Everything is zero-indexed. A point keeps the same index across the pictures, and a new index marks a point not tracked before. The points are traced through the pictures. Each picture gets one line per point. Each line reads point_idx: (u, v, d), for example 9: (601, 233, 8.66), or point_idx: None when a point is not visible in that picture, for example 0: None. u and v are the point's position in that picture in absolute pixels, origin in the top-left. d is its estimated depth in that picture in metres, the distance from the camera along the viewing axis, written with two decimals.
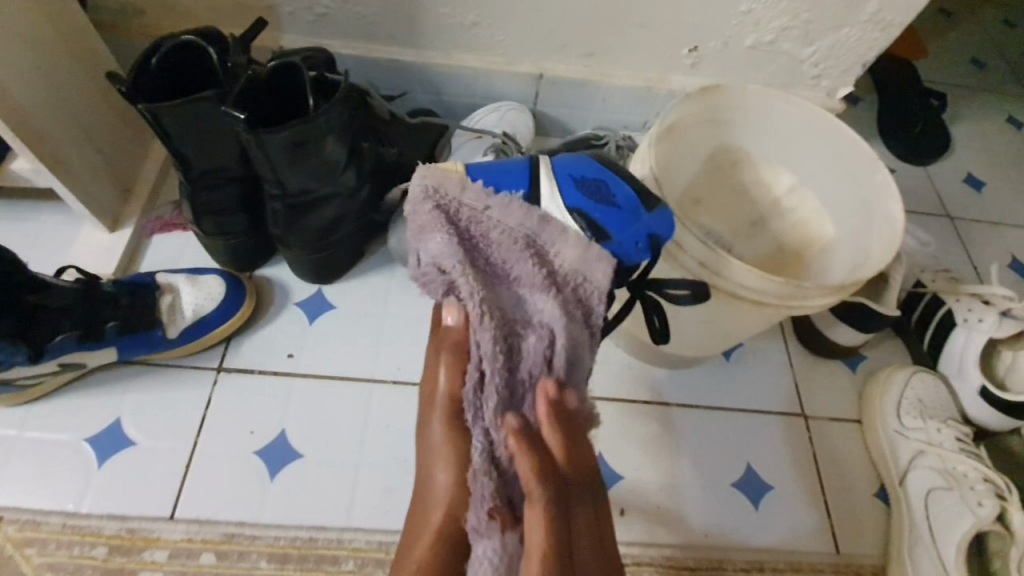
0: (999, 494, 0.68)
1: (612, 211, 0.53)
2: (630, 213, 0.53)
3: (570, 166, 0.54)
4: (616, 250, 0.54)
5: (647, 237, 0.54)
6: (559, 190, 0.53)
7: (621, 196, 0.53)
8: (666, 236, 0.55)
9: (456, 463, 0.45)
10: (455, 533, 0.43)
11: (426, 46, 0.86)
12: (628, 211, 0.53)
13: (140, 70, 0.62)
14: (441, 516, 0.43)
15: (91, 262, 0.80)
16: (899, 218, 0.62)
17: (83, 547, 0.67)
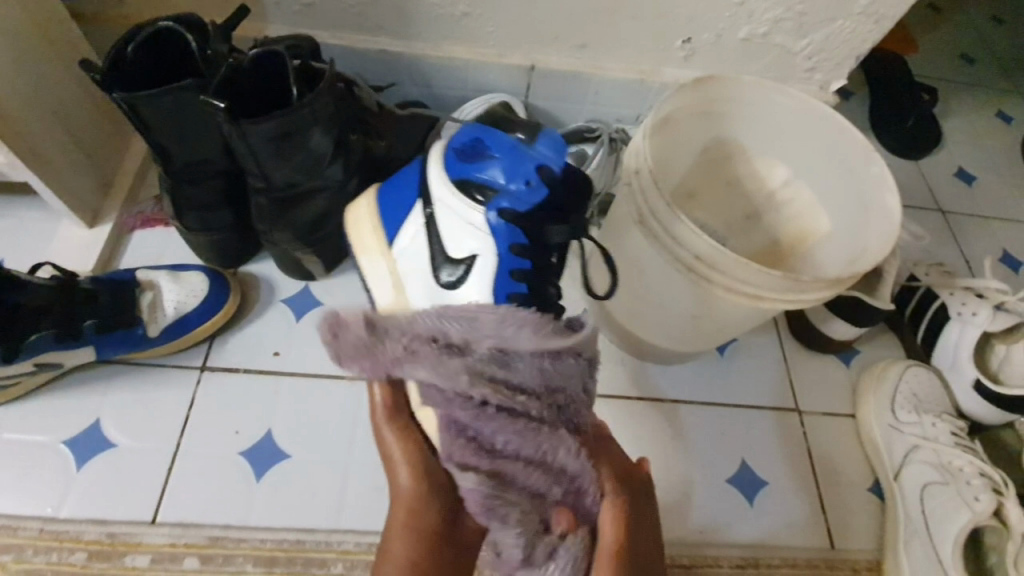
0: (995, 489, 0.69)
1: (493, 164, 0.58)
2: (511, 159, 0.58)
3: (454, 139, 0.62)
4: (513, 202, 0.59)
5: (534, 173, 0.57)
6: (445, 169, 0.62)
7: (495, 145, 0.58)
8: (553, 165, 0.58)
9: (411, 468, 0.53)
10: (416, 523, 0.51)
11: (415, 37, 0.84)
12: (508, 157, 0.58)
13: (117, 58, 0.60)
14: (402, 514, 0.51)
15: (69, 259, 0.77)
16: (897, 210, 0.62)
17: (61, 553, 0.64)
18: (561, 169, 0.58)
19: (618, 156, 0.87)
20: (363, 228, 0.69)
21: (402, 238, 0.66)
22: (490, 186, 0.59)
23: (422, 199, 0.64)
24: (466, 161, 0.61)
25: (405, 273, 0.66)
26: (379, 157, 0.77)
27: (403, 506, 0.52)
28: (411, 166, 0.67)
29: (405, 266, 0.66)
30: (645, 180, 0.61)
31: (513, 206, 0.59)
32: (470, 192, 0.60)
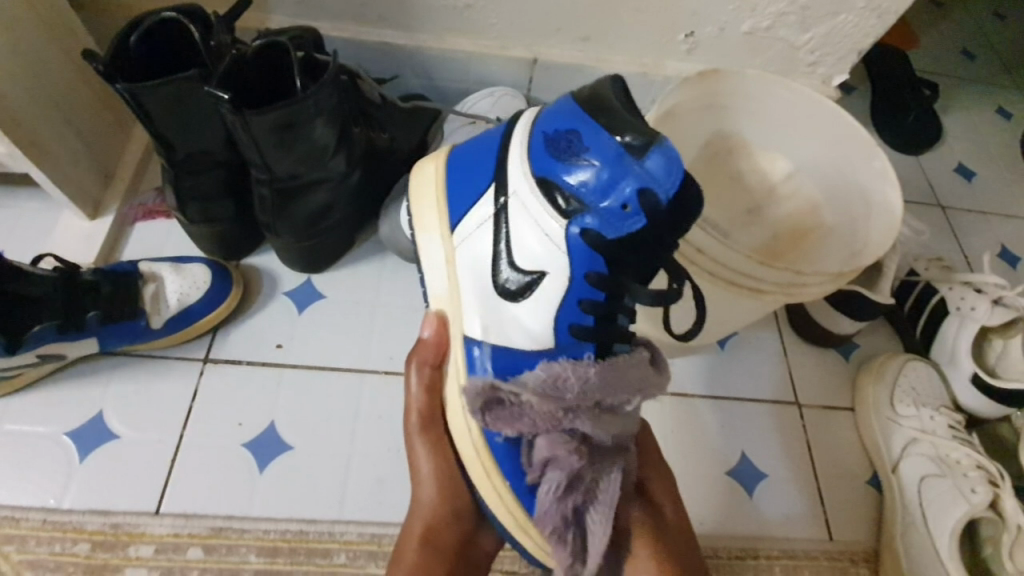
0: (992, 481, 0.70)
1: (587, 170, 0.51)
2: (610, 169, 0.50)
3: (550, 123, 0.54)
4: (600, 219, 0.51)
5: (633, 196, 0.49)
6: (532, 155, 0.55)
7: (594, 149, 0.51)
8: (661, 190, 0.49)
9: (436, 477, 0.56)
10: (433, 530, 0.54)
11: (418, 29, 0.84)
12: (608, 166, 0.50)
13: (119, 48, 0.59)
14: (422, 521, 0.54)
15: (70, 250, 0.77)
16: (898, 204, 0.65)
17: (65, 543, 0.65)
18: (668, 197, 0.49)
19: None
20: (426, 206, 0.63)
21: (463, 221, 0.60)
22: (578, 193, 0.52)
23: (500, 190, 0.58)
24: (558, 163, 0.53)
25: (462, 262, 0.60)
26: (381, 149, 0.77)
27: (423, 515, 0.54)
28: (493, 135, 0.61)
29: (463, 256, 0.60)
30: None
31: (600, 228, 0.52)
32: (555, 198, 0.53)
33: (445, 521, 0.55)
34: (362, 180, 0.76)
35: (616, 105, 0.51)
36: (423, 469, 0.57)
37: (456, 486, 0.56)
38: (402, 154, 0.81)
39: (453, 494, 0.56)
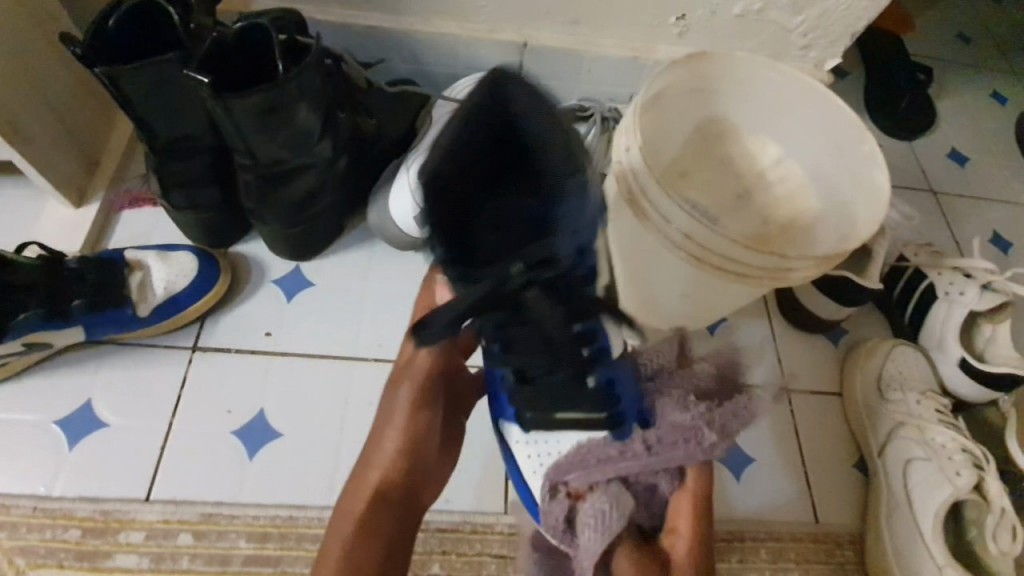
0: (976, 464, 0.70)
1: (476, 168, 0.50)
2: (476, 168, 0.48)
3: None
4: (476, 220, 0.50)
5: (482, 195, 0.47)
6: None
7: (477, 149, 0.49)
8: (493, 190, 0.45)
9: (405, 437, 0.56)
10: (386, 489, 0.54)
11: (404, 12, 0.83)
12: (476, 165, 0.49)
13: (97, 31, 0.59)
14: (377, 477, 0.54)
15: (56, 239, 0.77)
16: (887, 188, 0.63)
17: (55, 530, 0.65)
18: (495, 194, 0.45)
19: (609, 134, 0.84)
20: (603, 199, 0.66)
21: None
22: None
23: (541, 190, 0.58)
24: None
25: None
26: (368, 134, 0.76)
27: (379, 472, 0.54)
28: None
29: None
30: (635, 157, 0.61)
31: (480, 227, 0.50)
32: None
33: (399, 480, 0.55)
34: (349, 166, 0.75)
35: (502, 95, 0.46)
36: (392, 425, 0.56)
37: (414, 448, 0.56)
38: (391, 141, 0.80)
39: (412, 457, 0.56)
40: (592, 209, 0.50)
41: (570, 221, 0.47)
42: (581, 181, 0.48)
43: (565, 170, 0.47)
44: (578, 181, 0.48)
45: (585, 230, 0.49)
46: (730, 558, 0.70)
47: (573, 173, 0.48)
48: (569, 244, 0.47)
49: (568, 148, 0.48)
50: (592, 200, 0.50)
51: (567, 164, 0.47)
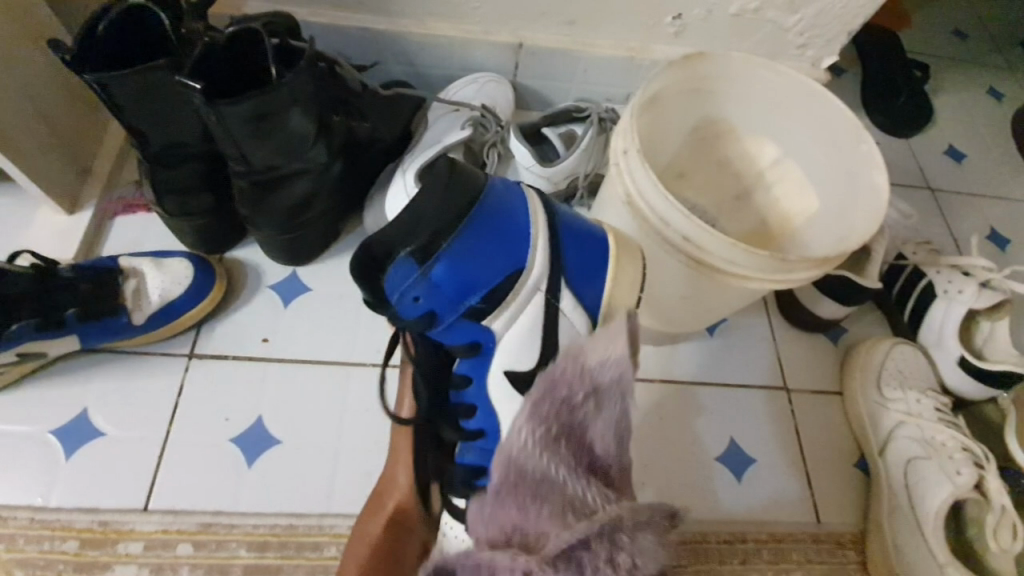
0: (976, 463, 0.70)
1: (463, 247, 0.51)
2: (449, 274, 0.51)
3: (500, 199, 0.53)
4: (427, 296, 0.51)
5: (423, 303, 0.52)
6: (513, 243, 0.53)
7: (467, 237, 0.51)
8: (401, 282, 0.51)
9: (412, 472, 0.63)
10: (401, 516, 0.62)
11: (399, 14, 0.82)
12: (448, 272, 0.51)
13: (86, 36, 0.58)
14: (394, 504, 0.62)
15: (49, 247, 0.76)
16: (885, 189, 0.62)
17: (53, 542, 0.64)
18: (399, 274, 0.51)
19: (606, 135, 0.83)
20: (627, 290, 0.60)
21: (580, 304, 0.57)
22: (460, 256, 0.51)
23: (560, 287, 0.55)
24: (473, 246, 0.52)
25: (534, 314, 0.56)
26: (363, 138, 0.75)
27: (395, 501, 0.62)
28: (515, 198, 0.54)
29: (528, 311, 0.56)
30: (632, 160, 0.61)
31: (426, 294, 0.51)
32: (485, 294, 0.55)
33: (414, 508, 0.63)
34: (344, 171, 0.75)
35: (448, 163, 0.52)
36: (401, 459, 0.64)
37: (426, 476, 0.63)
38: (387, 144, 0.80)
39: (422, 483, 0.63)
40: (437, 284, 0.51)
41: (388, 281, 0.51)
42: (412, 252, 0.50)
43: (388, 245, 0.50)
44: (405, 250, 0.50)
45: (425, 297, 0.51)
46: (731, 560, 0.70)
47: (409, 241, 0.50)
48: (398, 303, 0.52)
49: (424, 227, 0.50)
50: (437, 278, 0.51)
51: (409, 232, 0.50)
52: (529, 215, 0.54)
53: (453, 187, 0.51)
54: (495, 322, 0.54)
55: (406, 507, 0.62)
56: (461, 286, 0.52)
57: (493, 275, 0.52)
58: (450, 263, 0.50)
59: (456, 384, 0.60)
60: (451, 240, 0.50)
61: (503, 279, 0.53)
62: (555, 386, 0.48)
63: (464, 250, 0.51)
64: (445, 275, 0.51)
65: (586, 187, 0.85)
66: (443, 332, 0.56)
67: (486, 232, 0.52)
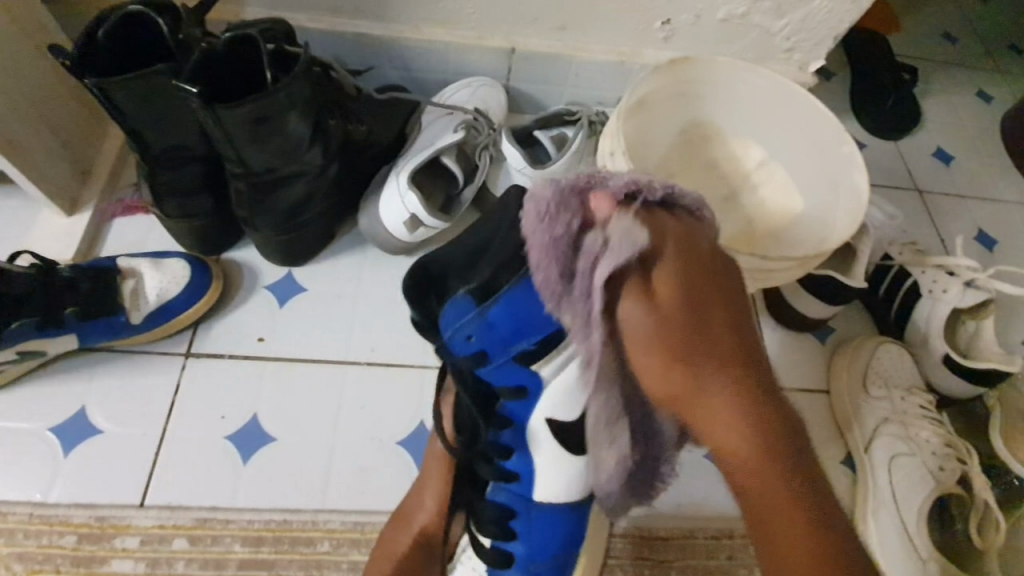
0: (960, 459, 0.72)
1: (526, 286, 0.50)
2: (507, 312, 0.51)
3: None
4: (479, 331, 0.52)
5: (475, 339, 0.52)
6: None
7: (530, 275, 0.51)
8: (457, 316, 0.52)
9: (441, 499, 0.63)
10: (425, 540, 0.63)
11: (394, 19, 0.84)
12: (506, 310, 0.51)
13: (88, 43, 0.60)
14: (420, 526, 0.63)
15: (49, 247, 0.77)
16: (865, 189, 0.64)
17: (52, 536, 0.66)
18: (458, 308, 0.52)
19: (597, 138, 0.84)
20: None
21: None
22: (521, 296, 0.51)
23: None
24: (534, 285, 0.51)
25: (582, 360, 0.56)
26: (359, 141, 0.77)
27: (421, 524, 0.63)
28: None
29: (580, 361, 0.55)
30: (619, 162, 0.62)
31: (478, 332, 0.52)
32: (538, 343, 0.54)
33: (438, 532, 0.63)
34: (340, 173, 0.76)
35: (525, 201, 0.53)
36: (431, 485, 0.64)
37: (455, 506, 0.64)
38: (382, 147, 0.81)
39: (451, 510, 0.64)
40: (493, 324, 0.51)
41: (446, 314, 0.53)
42: (473, 289, 0.51)
43: (451, 277, 0.53)
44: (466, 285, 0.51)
45: (475, 334, 0.52)
46: (719, 555, 0.71)
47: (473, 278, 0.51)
48: (450, 338, 0.53)
49: (490, 264, 0.51)
50: (494, 317, 0.51)
51: (473, 269, 0.52)
52: None
53: (516, 221, 0.51)
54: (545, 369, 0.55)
55: (430, 531, 0.63)
56: (518, 331, 0.52)
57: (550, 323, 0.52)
58: (508, 306, 0.50)
59: (497, 424, 0.60)
60: (514, 281, 0.50)
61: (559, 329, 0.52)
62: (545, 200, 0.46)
63: (525, 294, 0.50)
64: (502, 314, 0.51)
65: None
66: (489, 371, 0.56)
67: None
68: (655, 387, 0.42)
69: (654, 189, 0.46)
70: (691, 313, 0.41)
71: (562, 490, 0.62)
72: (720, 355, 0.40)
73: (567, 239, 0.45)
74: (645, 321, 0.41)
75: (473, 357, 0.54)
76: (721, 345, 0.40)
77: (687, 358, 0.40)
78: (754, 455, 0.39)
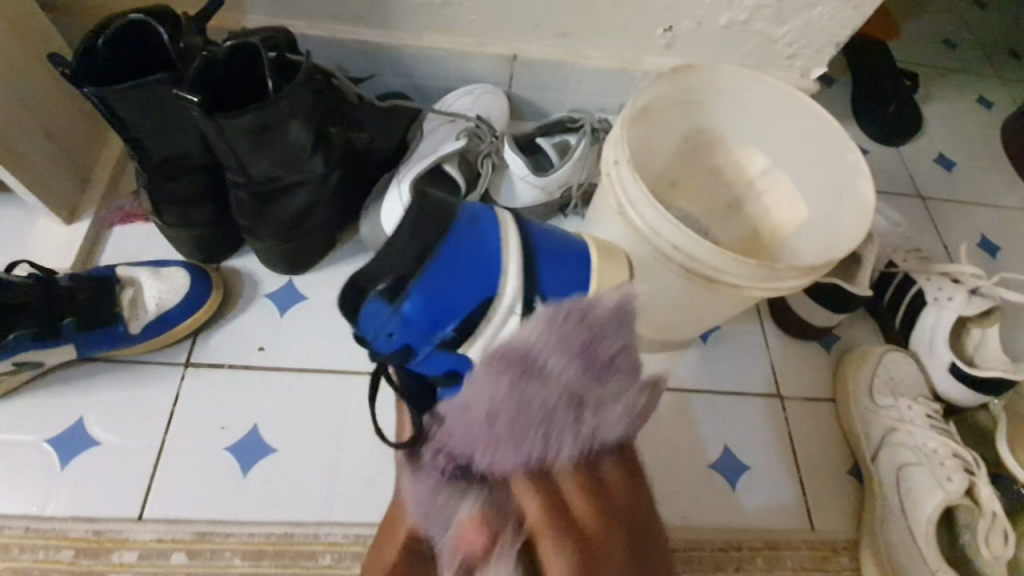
0: (967, 469, 0.71)
1: (437, 277, 0.51)
2: (421, 305, 0.51)
3: (474, 231, 0.53)
4: (398, 328, 0.51)
5: (397, 337, 0.52)
6: (499, 272, 0.53)
7: (441, 268, 0.51)
8: (374, 321, 0.51)
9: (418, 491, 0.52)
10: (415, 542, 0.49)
11: (395, 27, 0.83)
12: (419, 303, 0.51)
13: (88, 53, 0.59)
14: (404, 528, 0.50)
15: (47, 257, 0.77)
16: (871, 199, 0.62)
17: (48, 551, 0.65)
18: (373, 313, 0.51)
19: (600, 146, 0.84)
20: None
21: None
22: (430, 286, 0.51)
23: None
24: (444, 275, 0.51)
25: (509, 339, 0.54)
26: (361, 148, 0.76)
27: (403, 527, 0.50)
28: (491, 230, 0.54)
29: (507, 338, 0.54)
30: (623, 170, 0.62)
31: (397, 329, 0.51)
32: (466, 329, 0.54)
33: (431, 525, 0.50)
34: (342, 181, 0.76)
35: (432, 201, 0.54)
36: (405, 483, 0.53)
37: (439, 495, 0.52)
38: (384, 155, 0.81)
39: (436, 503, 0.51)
40: (409, 319, 0.51)
41: (362, 319, 0.52)
42: (384, 290, 0.51)
43: (365, 280, 0.52)
44: (380, 286, 0.51)
45: (398, 333, 0.51)
46: (726, 567, 0.70)
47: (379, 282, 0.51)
48: (373, 340, 0.52)
49: (396, 264, 0.51)
50: (409, 312, 0.51)
51: (382, 269, 0.51)
52: (502, 246, 0.53)
53: (426, 218, 0.53)
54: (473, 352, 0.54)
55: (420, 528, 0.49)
56: (433, 318, 0.51)
57: (466, 303, 0.52)
58: (418, 299, 0.50)
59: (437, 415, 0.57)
60: (422, 275, 0.51)
61: (475, 308, 0.52)
62: (516, 353, 0.47)
63: (435, 284, 0.51)
64: (416, 309, 0.51)
65: (579, 196, 0.86)
66: (419, 365, 0.55)
67: (457, 263, 0.52)
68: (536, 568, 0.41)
69: (602, 371, 0.47)
70: (626, 537, 0.41)
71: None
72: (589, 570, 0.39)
73: (466, 464, 0.48)
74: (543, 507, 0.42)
75: (400, 354, 0.53)
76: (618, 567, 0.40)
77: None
78: None
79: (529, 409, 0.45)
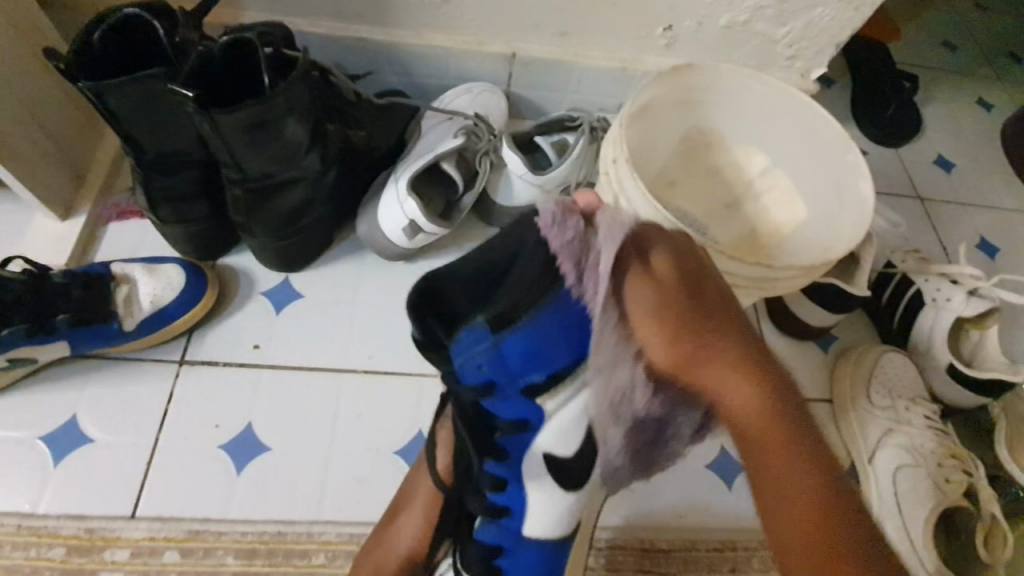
0: (966, 471, 0.72)
1: (542, 323, 0.49)
2: (519, 348, 0.51)
3: None
4: (489, 361, 0.52)
5: (485, 369, 0.52)
6: None
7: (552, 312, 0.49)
8: (469, 349, 0.52)
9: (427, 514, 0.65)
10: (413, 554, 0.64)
11: (394, 24, 0.83)
12: (517, 346, 0.51)
13: (83, 46, 0.59)
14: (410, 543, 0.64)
15: (41, 252, 0.76)
16: (871, 199, 0.63)
17: (40, 548, 0.64)
18: (468, 343, 0.51)
19: (598, 145, 0.83)
20: None
21: None
22: (534, 330, 0.50)
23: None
24: (550, 319, 0.49)
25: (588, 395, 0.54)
26: (358, 146, 0.76)
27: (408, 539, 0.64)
28: None
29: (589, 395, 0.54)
30: (621, 169, 0.61)
31: (488, 363, 0.52)
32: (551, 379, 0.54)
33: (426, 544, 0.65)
34: (338, 178, 0.75)
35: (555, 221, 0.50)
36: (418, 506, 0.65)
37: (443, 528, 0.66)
38: (382, 152, 0.80)
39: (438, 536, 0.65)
40: (503, 356, 0.51)
41: (457, 343, 0.52)
42: (488, 320, 0.50)
43: (468, 308, 0.50)
44: (480, 316, 0.50)
45: (486, 365, 0.52)
46: (721, 568, 0.70)
47: (484, 312, 0.50)
48: (460, 366, 0.53)
49: (506, 295, 0.49)
50: (507, 350, 0.51)
51: (486, 299, 0.50)
52: None
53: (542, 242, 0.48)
54: (548, 403, 0.54)
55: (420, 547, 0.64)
56: (524, 363, 0.52)
57: (560, 356, 0.52)
58: (521, 339, 0.50)
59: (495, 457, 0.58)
60: (530, 316, 0.49)
61: (565, 364, 0.52)
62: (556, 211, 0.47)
63: (540, 329, 0.50)
64: (514, 348, 0.51)
65: None
66: (494, 404, 0.55)
67: (566, 307, 0.49)
68: (734, 430, 0.39)
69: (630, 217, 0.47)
70: (704, 316, 0.41)
71: (551, 524, 0.60)
72: (684, 315, 0.42)
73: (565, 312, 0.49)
74: (669, 354, 0.43)
75: (481, 388, 0.54)
76: (734, 364, 0.39)
77: (761, 462, 0.37)
78: (764, 421, 0.37)
79: (579, 246, 0.46)
